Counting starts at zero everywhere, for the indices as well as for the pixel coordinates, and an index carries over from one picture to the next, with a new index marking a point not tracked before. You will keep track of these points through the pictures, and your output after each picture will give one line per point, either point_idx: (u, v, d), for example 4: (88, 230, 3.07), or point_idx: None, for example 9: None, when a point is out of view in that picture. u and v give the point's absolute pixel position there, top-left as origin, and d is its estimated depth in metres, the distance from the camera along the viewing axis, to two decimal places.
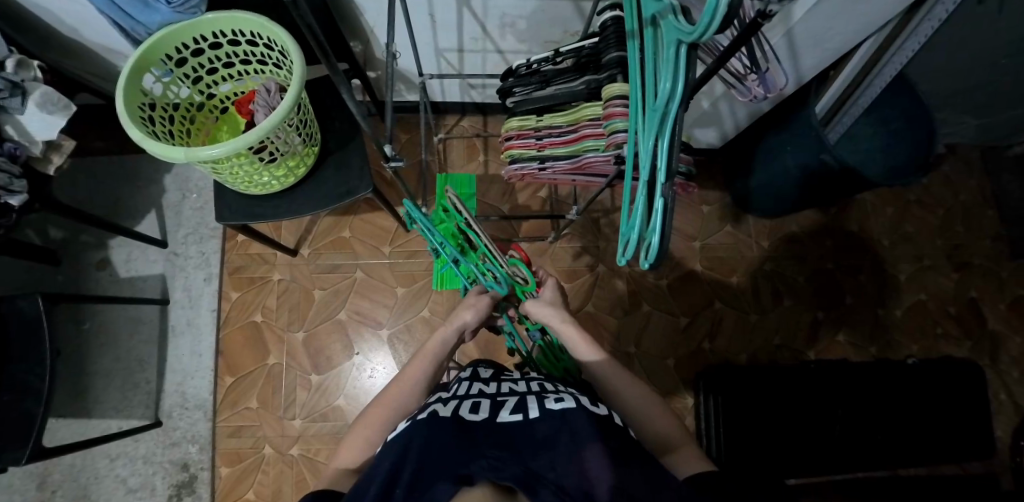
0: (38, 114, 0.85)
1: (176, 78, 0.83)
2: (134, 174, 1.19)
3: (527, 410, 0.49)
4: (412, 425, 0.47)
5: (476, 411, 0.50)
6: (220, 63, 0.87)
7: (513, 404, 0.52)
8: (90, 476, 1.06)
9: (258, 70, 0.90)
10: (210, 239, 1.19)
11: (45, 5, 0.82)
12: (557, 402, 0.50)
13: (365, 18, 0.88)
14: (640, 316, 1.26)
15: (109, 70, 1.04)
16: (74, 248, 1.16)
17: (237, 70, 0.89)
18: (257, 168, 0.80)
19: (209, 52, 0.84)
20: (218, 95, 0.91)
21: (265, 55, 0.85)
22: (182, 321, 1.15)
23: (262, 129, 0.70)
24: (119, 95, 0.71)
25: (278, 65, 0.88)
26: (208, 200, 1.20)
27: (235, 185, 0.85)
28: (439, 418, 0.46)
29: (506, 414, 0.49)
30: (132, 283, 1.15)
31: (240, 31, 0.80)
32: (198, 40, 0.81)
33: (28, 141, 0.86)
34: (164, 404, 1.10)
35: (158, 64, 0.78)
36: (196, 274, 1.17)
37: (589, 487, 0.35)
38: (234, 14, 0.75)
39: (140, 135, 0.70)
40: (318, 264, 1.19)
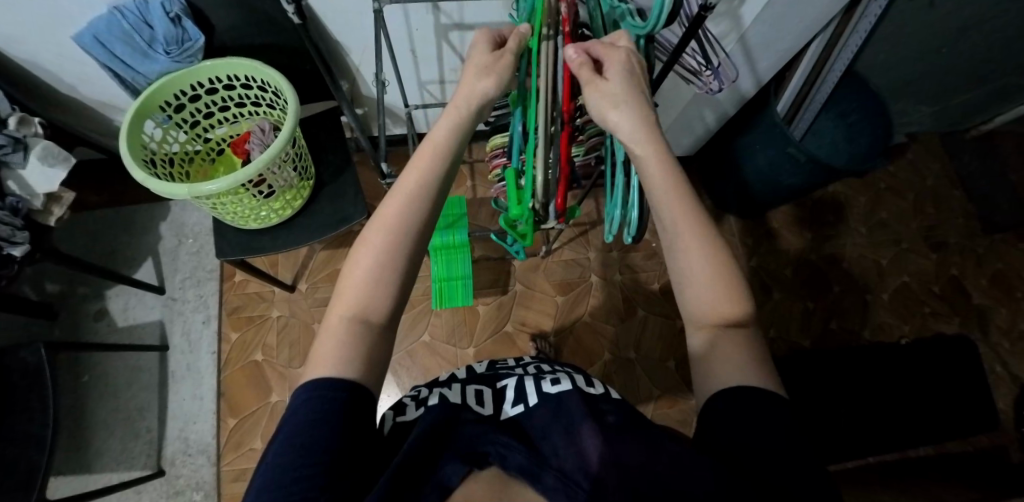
0: (39, 167, 0.89)
1: (174, 123, 0.87)
2: (130, 224, 1.22)
3: (530, 387, 0.45)
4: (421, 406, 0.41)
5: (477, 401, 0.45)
6: (216, 107, 0.92)
7: (513, 389, 0.47)
8: None
9: (252, 112, 0.96)
10: (208, 281, 1.20)
11: (46, 66, 0.87)
12: (555, 384, 0.44)
13: (350, 58, 0.95)
14: (638, 321, 1.23)
15: (105, 124, 1.09)
16: (71, 301, 1.17)
17: (232, 113, 0.94)
18: (255, 202, 0.84)
19: (206, 98, 0.89)
20: (215, 138, 0.95)
21: (259, 96, 0.91)
22: (185, 362, 1.15)
23: (259, 162, 0.74)
24: (122, 139, 0.75)
25: (272, 106, 0.93)
26: (204, 243, 1.22)
27: (235, 220, 0.88)
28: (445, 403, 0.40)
29: (508, 408, 0.44)
30: (130, 331, 1.15)
31: (236, 77, 0.86)
32: (195, 87, 0.86)
33: (29, 194, 0.89)
34: (165, 453, 1.08)
35: (159, 112, 0.83)
36: (195, 317, 1.18)
37: (588, 465, 0.32)
38: (230, 60, 0.81)
39: (143, 175, 0.73)
40: (317, 297, 1.21)
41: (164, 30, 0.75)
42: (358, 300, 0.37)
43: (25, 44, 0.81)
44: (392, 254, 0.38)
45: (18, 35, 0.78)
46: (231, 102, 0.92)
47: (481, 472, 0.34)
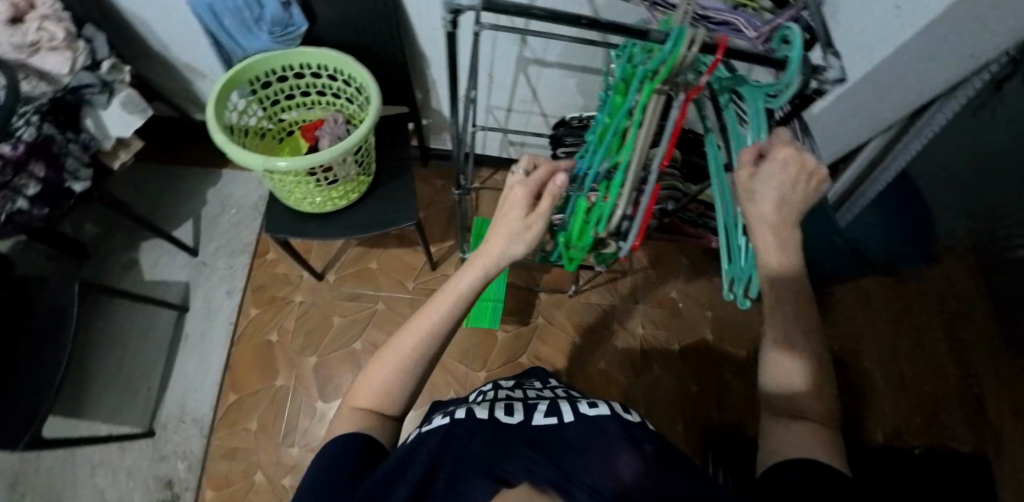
0: (119, 112, 0.95)
1: (257, 98, 0.91)
2: (180, 183, 1.25)
3: (561, 413, 0.49)
4: (448, 421, 0.45)
5: (511, 414, 0.49)
6: (299, 92, 0.96)
7: (546, 408, 0.51)
8: (63, 481, 1.05)
9: (329, 103, 1.00)
10: (241, 254, 1.21)
11: (151, 24, 0.93)
12: (590, 407, 0.49)
13: (431, 69, 0.99)
14: (651, 379, 1.20)
15: (184, 87, 1.14)
16: (104, 246, 1.18)
17: (311, 100, 0.98)
18: (312, 187, 0.86)
19: (292, 81, 0.93)
20: (288, 120, 0.99)
21: (340, 89, 0.95)
22: (200, 328, 1.14)
23: (329, 153, 0.76)
24: (211, 104, 0.79)
25: (350, 101, 0.97)
26: (246, 216, 1.24)
27: (288, 199, 0.90)
28: (478, 419, 0.45)
29: (540, 418, 0.48)
30: (155, 287, 1.16)
31: (325, 67, 0.91)
32: (285, 70, 0.91)
33: (103, 136, 0.95)
34: (159, 415, 1.08)
35: (247, 86, 0.87)
36: (220, 286, 1.18)
37: (619, 487, 0.34)
38: (325, 50, 0.85)
39: (222, 140, 0.76)
40: (342, 291, 1.20)
41: (272, 13, 0.80)
42: (374, 400, 0.45)
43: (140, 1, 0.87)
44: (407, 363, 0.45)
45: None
46: (313, 90, 0.96)
47: (509, 493, 0.32)
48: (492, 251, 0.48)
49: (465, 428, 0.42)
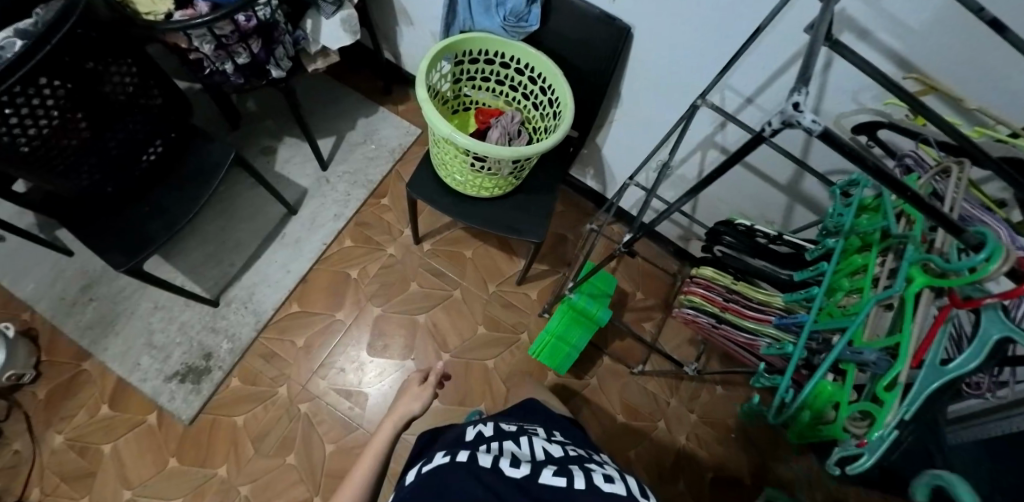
0: (336, 25, 0.99)
1: (461, 66, 0.94)
2: (340, 101, 1.32)
3: (569, 475, 0.43)
4: (443, 462, 0.46)
5: (517, 466, 0.45)
6: (495, 79, 0.99)
7: (557, 467, 0.46)
8: (125, 308, 1.12)
9: (514, 100, 1.02)
10: (361, 186, 1.25)
11: None
12: (606, 481, 0.43)
13: (620, 110, 1.01)
14: (673, 493, 1.13)
15: (390, 25, 1.21)
16: (255, 124, 1.27)
17: (501, 90, 1.01)
18: (462, 165, 0.88)
19: (497, 67, 0.96)
20: (472, 97, 1.02)
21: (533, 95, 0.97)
22: (298, 235, 1.19)
23: (491, 150, 0.76)
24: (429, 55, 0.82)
25: (534, 107, 0.99)
26: (381, 156, 1.29)
27: (438, 162, 0.93)
28: (475, 469, 0.43)
29: (547, 477, 0.43)
30: (279, 180, 1.23)
31: (532, 71, 0.93)
32: (497, 55, 0.94)
33: (313, 38, 1.00)
34: (229, 292, 1.14)
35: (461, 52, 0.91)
36: (332, 206, 1.23)
37: None
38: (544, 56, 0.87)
39: (422, 89, 0.80)
40: (430, 262, 1.22)
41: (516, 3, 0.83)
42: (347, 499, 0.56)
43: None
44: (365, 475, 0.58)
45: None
46: (509, 83, 0.98)
47: None
48: (401, 408, 0.67)
49: (451, 476, 0.42)
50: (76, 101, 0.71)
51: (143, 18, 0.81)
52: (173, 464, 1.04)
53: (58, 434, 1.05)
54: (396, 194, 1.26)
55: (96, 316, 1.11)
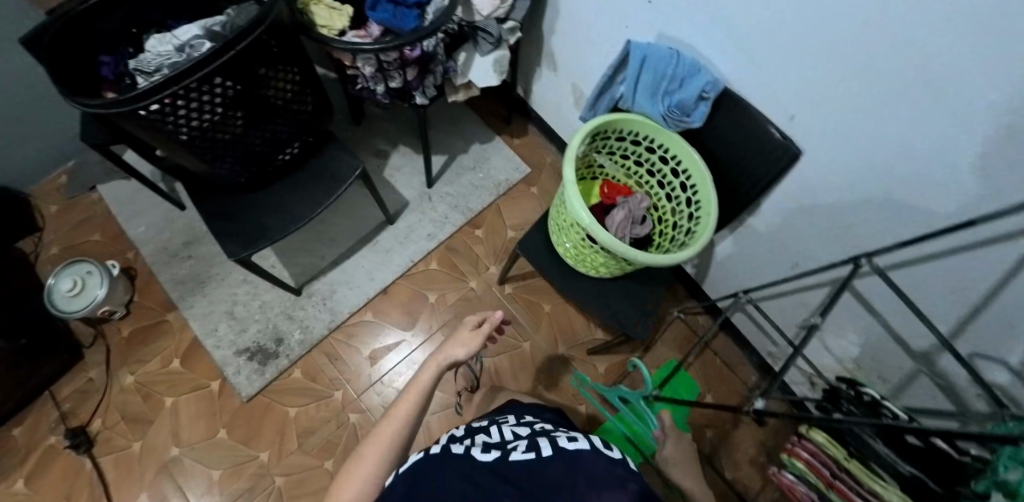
0: (488, 64, 0.99)
1: (608, 140, 0.92)
2: (459, 122, 1.33)
3: (540, 448, 0.48)
4: (420, 455, 0.46)
5: (486, 449, 0.48)
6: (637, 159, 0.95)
7: (524, 442, 0.50)
8: (218, 272, 1.17)
9: (648, 183, 0.98)
10: (460, 212, 1.26)
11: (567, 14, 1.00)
12: (570, 442, 0.49)
13: (749, 217, 0.95)
14: None
15: (531, 63, 1.20)
16: (375, 126, 1.30)
17: (638, 170, 0.97)
18: (577, 239, 0.85)
19: (643, 150, 0.92)
20: (606, 168, 0.99)
21: (670, 185, 0.93)
22: (389, 246, 1.21)
23: (615, 247, 0.73)
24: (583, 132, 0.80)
25: (667, 198, 0.94)
26: (486, 186, 1.29)
27: (552, 223, 0.92)
28: (454, 455, 0.45)
29: (517, 452, 0.47)
30: (384, 186, 1.25)
31: (678, 163, 0.89)
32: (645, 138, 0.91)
33: (461, 71, 0.99)
34: (312, 283, 1.16)
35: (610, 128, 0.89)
36: (427, 225, 1.24)
37: None
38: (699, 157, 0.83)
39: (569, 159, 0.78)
40: (507, 306, 1.20)
41: (686, 97, 0.80)
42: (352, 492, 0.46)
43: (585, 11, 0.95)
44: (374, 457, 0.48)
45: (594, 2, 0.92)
46: (649, 167, 0.95)
47: None
48: (448, 350, 0.60)
49: (426, 468, 0.43)
50: (239, 102, 0.73)
51: (317, 30, 0.79)
52: (222, 435, 1.07)
53: (131, 374, 1.11)
54: (491, 229, 1.26)
55: (190, 273, 1.16)
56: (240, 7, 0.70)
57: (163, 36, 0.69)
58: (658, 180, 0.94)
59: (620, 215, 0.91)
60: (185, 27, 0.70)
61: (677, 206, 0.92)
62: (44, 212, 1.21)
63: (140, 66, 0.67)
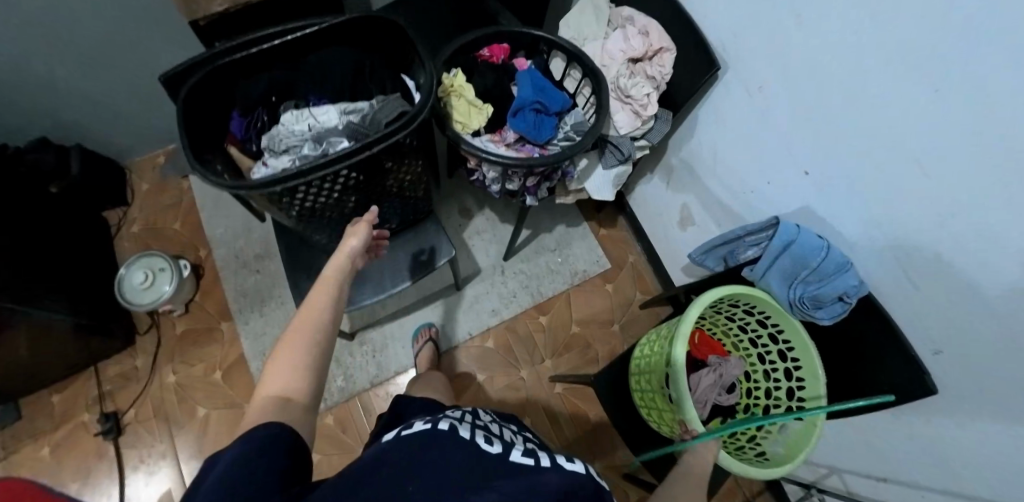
0: (607, 177, 0.94)
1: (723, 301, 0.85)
2: (548, 201, 1.31)
3: (541, 456, 0.37)
4: (421, 428, 0.36)
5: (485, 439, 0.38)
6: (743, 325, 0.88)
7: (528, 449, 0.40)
8: (277, 294, 1.16)
9: (744, 351, 0.91)
10: (529, 294, 1.25)
11: (706, 142, 0.96)
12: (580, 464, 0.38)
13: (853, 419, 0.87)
14: None
15: (643, 166, 1.18)
16: (467, 185, 1.28)
17: (739, 334, 0.90)
18: (653, 400, 0.80)
19: (754, 320, 0.86)
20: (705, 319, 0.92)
21: (772, 361, 0.85)
22: (453, 311, 1.21)
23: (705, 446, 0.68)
24: (705, 304, 0.73)
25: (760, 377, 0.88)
26: (561, 274, 1.27)
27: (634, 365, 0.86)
28: (427, 435, 0.35)
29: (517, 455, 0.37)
30: (461, 248, 1.25)
31: (789, 347, 0.81)
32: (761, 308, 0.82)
33: (577, 178, 0.95)
34: (369, 330, 1.17)
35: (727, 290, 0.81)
36: (494, 299, 1.23)
37: None
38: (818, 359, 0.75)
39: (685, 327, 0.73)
40: (552, 405, 1.17)
41: (826, 296, 0.73)
42: (293, 385, 0.38)
43: (727, 148, 0.92)
44: (305, 361, 0.40)
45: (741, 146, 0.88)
46: (753, 337, 0.88)
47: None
48: (348, 241, 0.55)
49: (407, 447, 0.33)
50: (358, 189, 0.70)
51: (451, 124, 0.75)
52: None
53: (172, 374, 1.11)
54: (556, 317, 1.24)
55: (253, 288, 1.17)
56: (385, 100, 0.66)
57: (301, 112, 0.65)
58: (760, 355, 0.87)
59: (709, 379, 0.83)
60: (324, 108, 0.66)
61: (774, 389, 0.85)
62: (135, 188, 1.24)
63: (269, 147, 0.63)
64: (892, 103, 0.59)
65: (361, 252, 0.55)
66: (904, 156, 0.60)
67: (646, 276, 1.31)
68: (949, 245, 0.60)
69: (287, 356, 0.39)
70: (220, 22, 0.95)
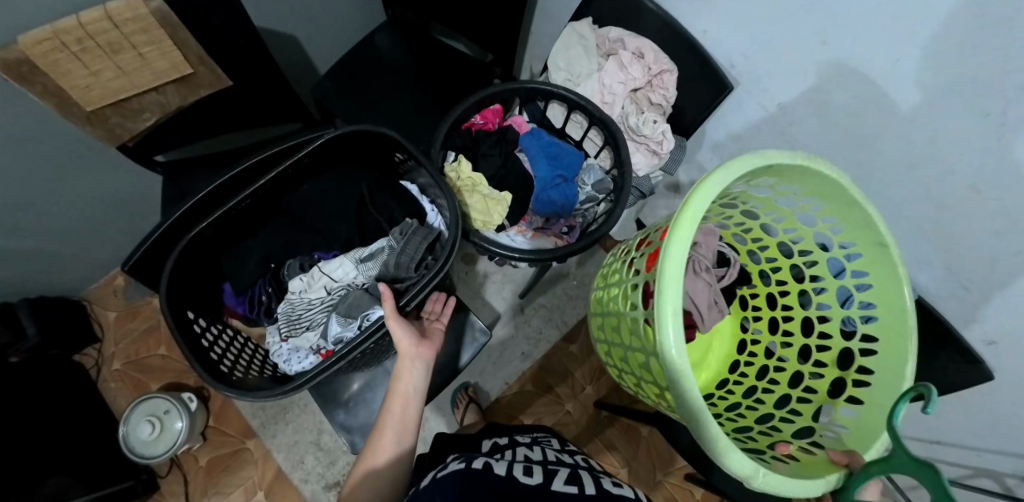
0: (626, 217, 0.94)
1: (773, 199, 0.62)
2: None
3: (584, 486, 0.44)
4: (458, 468, 0.45)
5: (529, 475, 0.45)
6: (800, 252, 0.64)
7: (565, 476, 0.47)
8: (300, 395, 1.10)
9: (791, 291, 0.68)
10: (554, 327, 1.23)
11: (717, 154, 0.93)
12: (615, 487, 0.46)
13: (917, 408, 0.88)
14: None
15: None
16: None
17: (793, 270, 0.66)
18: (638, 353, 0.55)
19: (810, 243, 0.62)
20: (757, 233, 0.68)
21: (820, 298, 0.63)
22: (482, 365, 1.19)
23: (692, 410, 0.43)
24: (689, 240, 0.44)
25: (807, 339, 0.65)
26: (580, 298, 1.25)
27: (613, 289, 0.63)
28: (486, 472, 0.43)
29: (561, 484, 0.44)
30: (475, 298, 1.21)
31: (862, 290, 0.57)
32: (827, 204, 0.56)
33: None
34: None
35: (797, 177, 0.53)
36: (522, 343, 1.21)
37: None
38: (911, 325, 0.51)
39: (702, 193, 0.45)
40: (605, 433, 1.15)
41: None
42: (377, 484, 0.51)
43: (744, 159, 0.88)
44: (393, 466, 0.53)
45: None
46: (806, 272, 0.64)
47: None
48: (402, 346, 0.56)
49: (457, 480, 0.42)
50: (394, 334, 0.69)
51: (471, 224, 0.74)
52: None
53: None
54: (586, 345, 1.21)
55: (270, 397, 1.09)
56: (404, 231, 0.64)
57: (315, 276, 0.64)
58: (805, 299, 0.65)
59: (719, 297, 0.64)
60: (334, 262, 0.64)
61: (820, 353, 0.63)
62: (101, 319, 1.11)
63: (292, 321, 0.65)
64: (939, 130, 0.55)
65: (418, 351, 0.57)
66: (958, 181, 0.57)
67: None
68: (1004, 269, 0.59)
69: (376, 458, 0.52)
70: (154, 136, 0.81)
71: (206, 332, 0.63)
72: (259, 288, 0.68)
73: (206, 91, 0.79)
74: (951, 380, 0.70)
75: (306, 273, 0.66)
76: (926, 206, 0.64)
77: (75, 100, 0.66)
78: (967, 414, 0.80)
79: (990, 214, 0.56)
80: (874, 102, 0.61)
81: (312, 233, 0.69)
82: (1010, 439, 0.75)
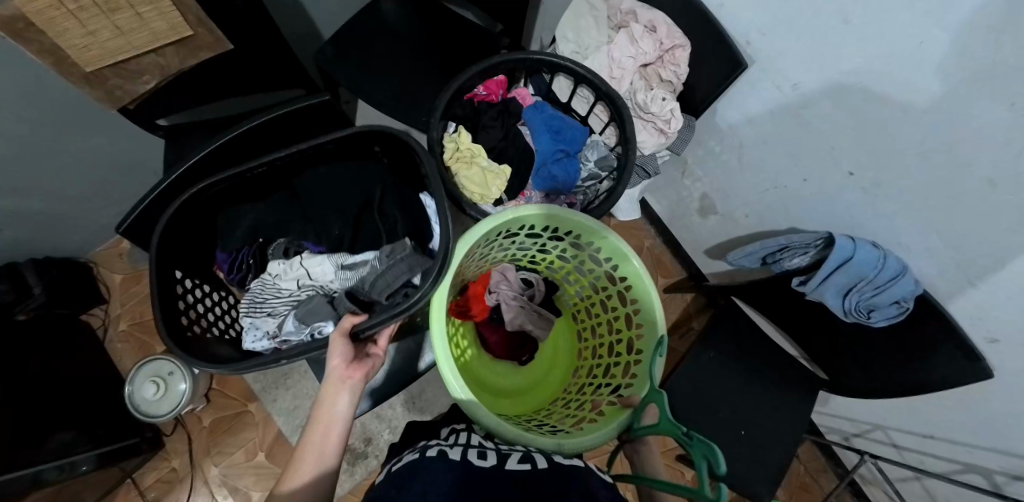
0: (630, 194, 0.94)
1: (570, 249, 0.78)
2: None
3: (536, 461, 0.53)
4: (414, 457, 0.51)
5: (483, 458, 0.52)
6: (604, 292, 0.80)
7: (517, 455, 0.55)
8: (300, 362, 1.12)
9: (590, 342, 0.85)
10: None
11: (729, 134, 0.90)
12: (562, 458, 0.55)
13: (915, 402, 0.87)
14: None
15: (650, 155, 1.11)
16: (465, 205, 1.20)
17: (598, 314, 0.83)
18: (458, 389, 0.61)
19: (603, 284, 0.80)
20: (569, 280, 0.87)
21: (600, 315, 0.83)
22: None
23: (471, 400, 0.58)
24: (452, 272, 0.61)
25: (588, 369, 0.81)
26: None
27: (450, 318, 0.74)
28: (450, 461, 0.49)
29: (513, 463, 0.52)
30: None
31: (628, 286, 0.74)
32: (593, 242, 0.73)
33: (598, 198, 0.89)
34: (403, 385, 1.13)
35: (563, 221, 0.70)
36: None
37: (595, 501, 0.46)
38: (656, 300, 0.68)
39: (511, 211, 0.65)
40: None
41: (881, 302, 0.70)
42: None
43: (757, 142, 0.85)
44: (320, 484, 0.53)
45: (771, 141, 0.82)
46: (605, 315, 0.81)
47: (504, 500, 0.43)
48: (333, 366, 0.55)
49: (427, 470, 0.47)
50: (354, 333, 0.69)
51: (469, 197, 0.73)
52: None
53: (213, 466, 1.07)
54: None
55: None
56: (393, 253, 0.61)
57: (292, 264, 0.64)
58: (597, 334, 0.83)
59: (525, 316, 0.83)
60: (318, 259, 0.63)
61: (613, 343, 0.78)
62: (107, 281, 1.14)
63: (258, 304, 0.65)
64: (960, 119, 0.53)
65: (353, 371, 0.57)
66: (975, 172, 0.55)
67: (665, 260, 1.32)
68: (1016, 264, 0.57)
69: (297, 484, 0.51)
70: (155, 100, 0.81)
71: (188, 291, 0.63)
72: (244, 254, 0.68)
73: (206, 54, 0.78)
74: (952, 378, 0.69)
75: (288, 258, 0.66)
76: (940, 198, 0.61)
77: (72, 59, 0.65)
78: (960, 411, 0.80)
79: (1004, 208, 0.54)
80: (894, 86, 0.58)
81: (305, 220, 0.67)
82: (1002, 433, 0.75)
